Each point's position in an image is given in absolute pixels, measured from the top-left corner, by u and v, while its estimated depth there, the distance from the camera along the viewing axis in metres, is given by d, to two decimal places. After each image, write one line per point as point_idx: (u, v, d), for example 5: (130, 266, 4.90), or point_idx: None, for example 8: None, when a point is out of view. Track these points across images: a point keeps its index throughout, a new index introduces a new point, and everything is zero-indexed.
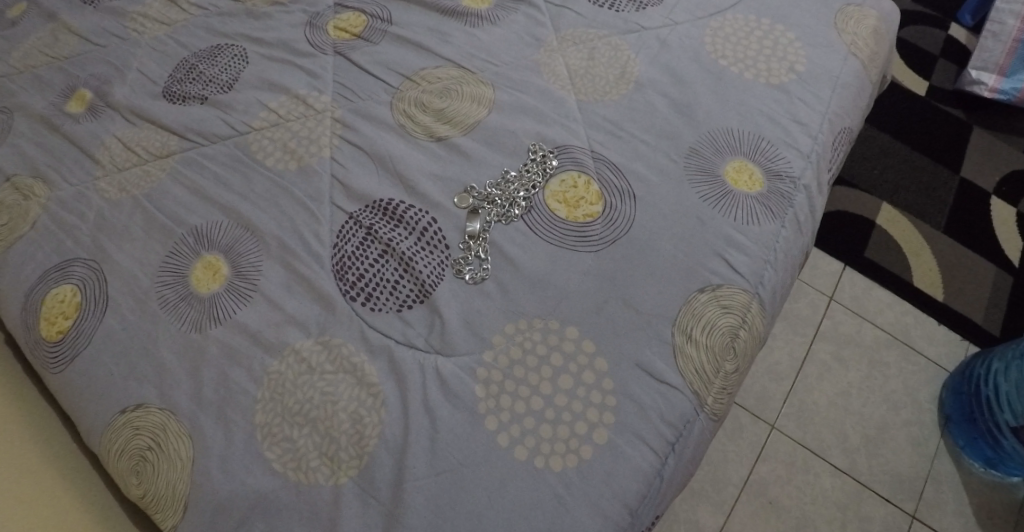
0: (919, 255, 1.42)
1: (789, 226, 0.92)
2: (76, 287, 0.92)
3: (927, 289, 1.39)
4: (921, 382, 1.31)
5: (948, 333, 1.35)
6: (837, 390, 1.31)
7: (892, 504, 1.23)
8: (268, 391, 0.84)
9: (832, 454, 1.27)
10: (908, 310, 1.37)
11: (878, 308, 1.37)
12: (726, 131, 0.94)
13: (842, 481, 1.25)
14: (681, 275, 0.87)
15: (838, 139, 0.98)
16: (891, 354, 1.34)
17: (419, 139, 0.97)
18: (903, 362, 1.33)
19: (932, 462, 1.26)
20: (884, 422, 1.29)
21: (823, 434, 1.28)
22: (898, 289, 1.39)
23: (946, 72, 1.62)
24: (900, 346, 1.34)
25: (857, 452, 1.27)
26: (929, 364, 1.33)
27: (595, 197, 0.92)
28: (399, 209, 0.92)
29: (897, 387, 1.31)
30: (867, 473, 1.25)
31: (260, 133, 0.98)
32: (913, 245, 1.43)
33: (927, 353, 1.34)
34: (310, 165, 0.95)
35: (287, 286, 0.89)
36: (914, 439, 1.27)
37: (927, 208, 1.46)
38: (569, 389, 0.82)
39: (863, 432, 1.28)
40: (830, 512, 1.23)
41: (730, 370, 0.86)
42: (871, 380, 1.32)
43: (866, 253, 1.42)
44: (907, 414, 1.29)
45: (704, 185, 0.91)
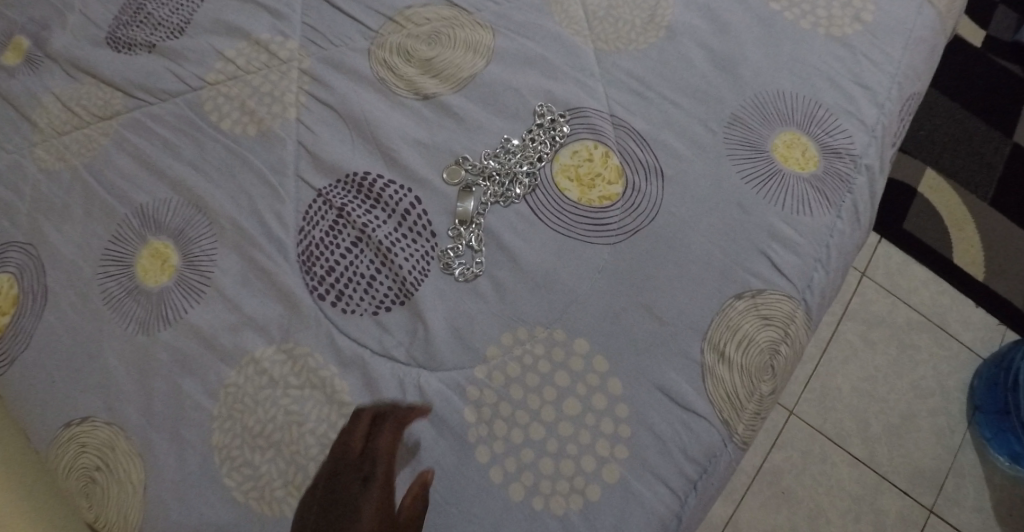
0: (960, 229, 1.24)
1: (846, 216, 0.76)
2: (12, 277, 0.80)
3: (967, 268, 1.22)
4: (951, 369, 1.17)
5: (984, 316, 1.20)
6: (863, 375, 1.17)
7: (909, 497, 1.12)
8: (225, 407, 0.73)
9: (851, 443, 1.14)
10: (944, 289, 1.21)
11: (912, 287, 1.21)
12: (777, 95, 0.78)
13: (860, 473, 1.13)
14: (714, 277, 0.73)
15: (908, 106, 0.81)
16: (923, 338, 1.19)
17: (402, 96, 0.81)
18: (936, 346, 1.18)
19: (956, 454, 1.14)
20: (909, 410, 1.15)
21: (844, 421, 1.15)
22: (937, 267, 1.22)
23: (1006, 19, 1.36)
24: (933, 329, 1.19)
25: (879, 442, 1.14)
26: (962, 349, 1.18)
27: (614, 175, 0.77)
28: (376, 186, 0.78)
29: (926, 374, 1.17)
30: (887, 463, 1.13)
31: (216, 90, 0.83)
32: (954, 218, 1.25)
33: (961, 337, 1.19)
34: (272, 130, 0.81)
35: (242, 279, 0.76)
36: (939, 429, 1.15)
37: (976, 178, 1.27)
38: (576, 415, 0.69)
39: (886, 421, 1.15)
40: (846, 504, 1.12)
41: (766, 394, 0.72)
42: (899, 364, 1.17)
43: (904, 225, 1.24)
44: (933, 402, 1.16)
45: (746, 164, 0.76)
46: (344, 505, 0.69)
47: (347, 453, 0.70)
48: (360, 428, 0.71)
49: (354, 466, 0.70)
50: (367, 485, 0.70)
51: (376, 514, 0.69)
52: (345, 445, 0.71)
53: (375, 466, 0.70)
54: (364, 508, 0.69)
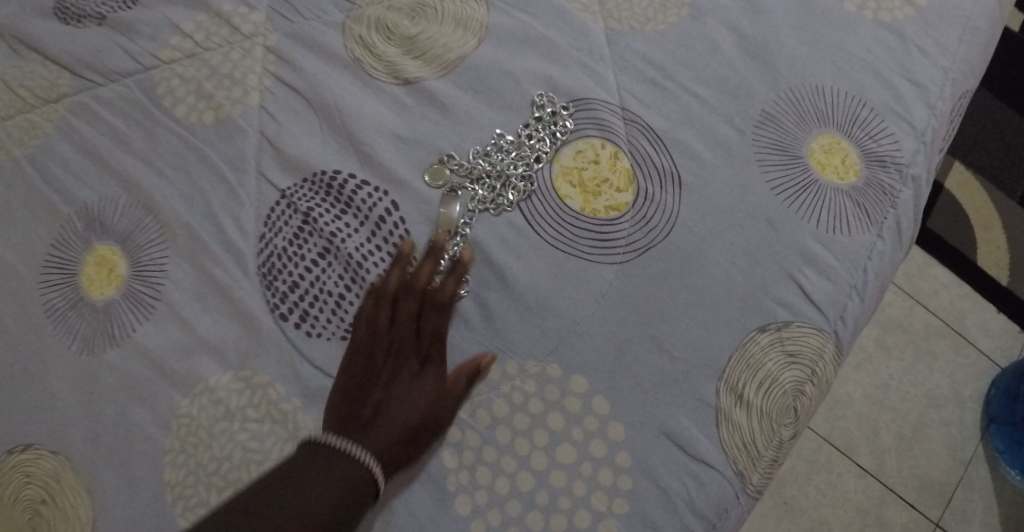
0: (986, 229, 1.06)
1: (887, 236, 0.65)
2: None
3: (991, 273, 1.04)
4: (968, 377, 1.01)
5: (1005, 322, 1.03)
6: (873, 382, 1.00)
7: (915, 510, 0.97)
8: (178, 440, 0.64)
9: (860, 453, 0.98)
10: (966, 293, 1.04)
11: (933, 289, 1.04)
12: (815, 90, 0.66)
13: (867, 484, 0.98)
14: (733, 307, 0.63)
15: (961, 106, 0.69)
16: (941, 345, 1.02)
17: (380, 80, 0.70)
18: (952, 353, 1.02)
19: (966, 467, 0.99)
20: (921, 420, 0.99)
21: (852, 430, 0.99)
22: (960, 268, 1.05)
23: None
24: (951, 335, 1.02)
25: (888, 454, 0.99)
26: (981, 357, 1.02)
27: (624, 181, 0.67)
28: (347, 188, 0.68)
29: (942, 382, 1.01)
30: (895, 475, 0.98)
31: (170, 69, 0.73)
32: (981, 217, 1.06)
33: (980, 345, 1.02)
34: (230, 118, 0.71)
35: (196, 294, 0.67)
36: (952, 440, 0.99)
37: (1005, 172, 1.07)
38: (570, 465, 0.61)
39: (897, 431, 0.99)
40: (849, 517, 0.97)
41: (786, 441, 0.63)
42: (914, 372, 1.01)
43: (927, 223, 1.06)
44: (947, 412, 1.00)
45: (777, 171, 0.65)
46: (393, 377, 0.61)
47: (395, 328, 0.62)
48: (410, 303, 0.62)
49: (404, 339, 0.61)
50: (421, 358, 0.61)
51: (431, 387, 0.61)
52: (391, 318, 0.62)
53: (429, 342, 0.62)
54: (416, 381, 0.60)
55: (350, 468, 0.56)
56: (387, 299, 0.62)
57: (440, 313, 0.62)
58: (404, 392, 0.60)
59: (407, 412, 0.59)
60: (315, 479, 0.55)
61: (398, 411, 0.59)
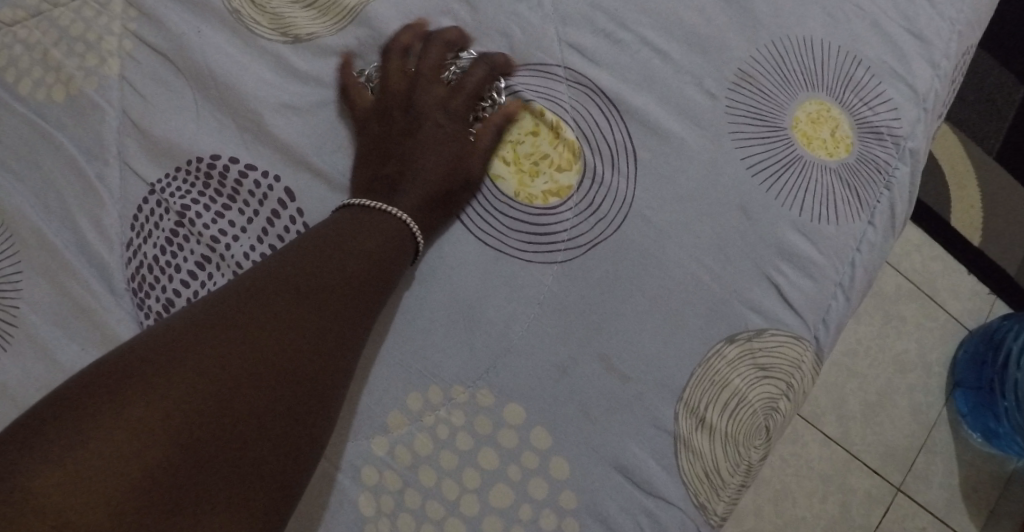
0: (961, 185, 0.97)
1: (880, 222, 0.55)
2: None
3: (963, 232, 0.96)
4: (936, 342, 0.92)
5: (976, 284, 0.95)
6: (843, 347, 0.91)
7: (878, 477, 0.89)
8: None
9: (825, 421, 0.89)
10: (937, 252, 0.95)
11: (903, 250, 0.94)
12: (802, 43, 0.55)
13: (832, 452, 0.88)
14: (694, 317, 0.53)
15: (962, 64, 0.59)
16: (911, 308, 0.92)
17: (264, 36, 0.57)
18: (922, 317, 0.92)
19: (930, 432, 0.91)
20: (888, 387, 0.91)
21: (819, 398, 0.89)
22: (931, 227, 0.95)
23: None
24: (922, 299, 0.93)
25: (854, 421, 0.89)
26: (950, 320, 0.93)
27: (568, 159, 0.55)
28: (227, 183, 0.56)
29: (910, 348, 0.92)
30: (859, 442, 0.89)
31: (11, 33, 0.59)
32: (956, 172, 0.97)
33: (949, 306, 0.93)
34: (84, 94, 0.58)
35: (55, 315, 0.55)
36: (917, 406, 0.91)
37: (982, 124, 0.98)
38: (506, 509, 0.52)
39: (865, 398, 0.90)
40: (813, 486, 0.87)
41: (757, 462, 0.54)
42: (884, 336, 0.91)
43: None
44: (914, 378, 0.91)
45: (755, 144, 0.54)
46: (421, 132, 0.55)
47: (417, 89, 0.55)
48: (431, 51, 0.55)
49: (428, 95, 0.55)
50: (445, 114, 0.55)
51: (460, 140, 0.55)
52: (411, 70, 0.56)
53: (454, 99, 0.55)
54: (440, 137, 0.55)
55: (385, 238, 0.51)
56: (400, 53, 0.56)
57: (479, 71, 0.55)
58: (430, 149, 0.54)
59: (431, 167, 0.54)
60: (342, 249, 0.49)
61: (426, 165, 0.54)
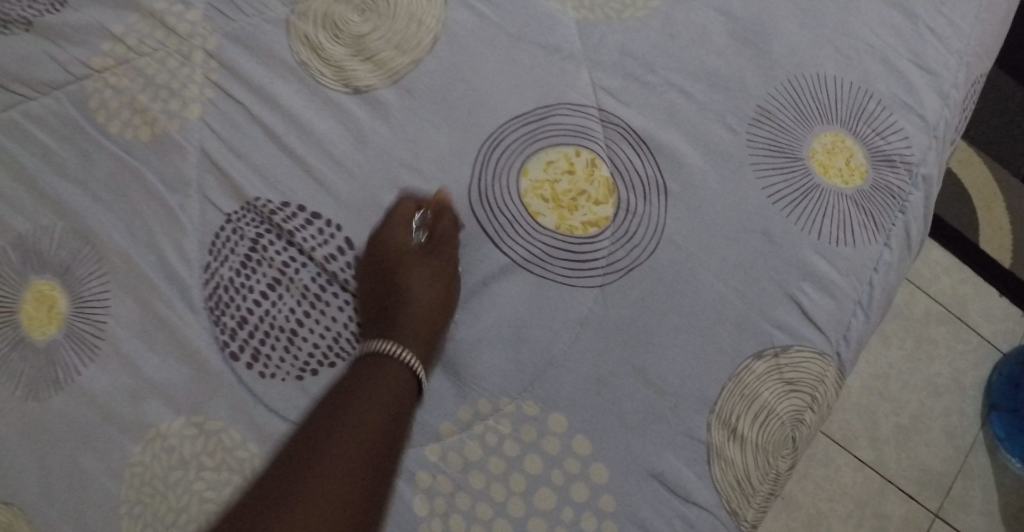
0: (989, 210, 1.01)
1: (896, 244, 0.59)
2: (56, 283, 0.63)
3: (994, 256, 0.99)
4: (969, 365, 0.95)
5: (1007, 306, 0.97)
6: (873, 372, 0.94)
7: (914, 501, 0.91)
8: (132, 491, 0.60)
9: (858, 445, 0.92)
10: (967, 275, 0.98)
11: (932, 272, 0.98)
12: (817, 80, 0.59)
13: (866, 477, 0.91)
14: (725, 334, 0.57)
15: (972, 93, 0.63)
16: (941, 331, 0.96)
17: (329, 87, 0.63)
18: (953, 340, 0.96)
19: (966, 456, 0.92)
20: (920, 410, 0.93)
21: (852, 422, 0.93)
22: (960, 251, 0.99)
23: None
24: (952, 322, 0.96)
25: (887, 444, 0.92)
26: (982, 343, 0.96)
27: (603, 192, 0.59)
28: (291, 217, 0.62)
29: (942, 371, 0.95)
30: (893, 466, 0.91)
31: (102, 79, 0.66)
32: (983, 197, 1.01)
33: (980, 329, 0.96)
34: (168, 134, 0.64)
35: (142, 332, 0.62)
36: (951, 429, 0.93)
37: (1008, 151, 1.02)
38: (550, 511, 0.56)
39: (897, 422, 0.93)
40: (848, 509, 0.90)
41: (785, 472, 0.58)
42: (914, 360, 0.95)
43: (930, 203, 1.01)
44: (947, 400, 0.94)
45: (775, 175, 0.58)
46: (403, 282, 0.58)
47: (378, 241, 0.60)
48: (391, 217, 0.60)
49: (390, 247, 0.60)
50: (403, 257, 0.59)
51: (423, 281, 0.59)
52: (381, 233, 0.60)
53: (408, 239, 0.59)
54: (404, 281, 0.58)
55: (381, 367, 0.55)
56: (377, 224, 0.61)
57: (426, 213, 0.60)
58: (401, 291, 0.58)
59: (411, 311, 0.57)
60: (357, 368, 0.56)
61: (410, 305, 0.58)
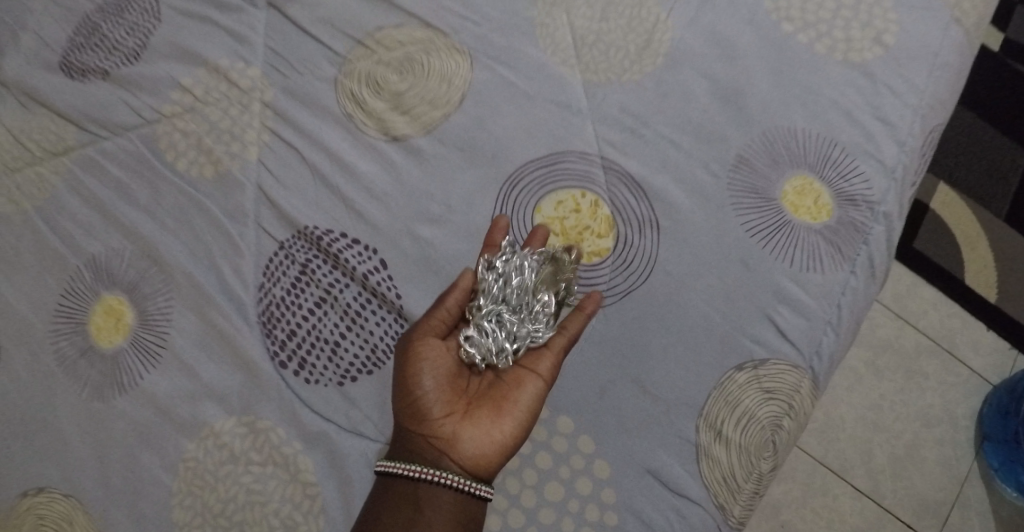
0: (973, 247, 1.03)
1: (860, 270, 0.67)
2: (124, 298, 0.72)
3: (979, 292, 1.02)
4: (960, 396, 1.00)
5: (996, 339, 1.01)
6: (866, 404, 1.00)
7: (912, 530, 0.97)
8: (185, 483, 0.68)
9: (854, 474, 0.98)
10: (954, 311, 1.02)
11: (921, 308, 1.02)
12: (788, 133, 0.69)
13: (863, 506, 0.97)
14: (711, 348, 0.66)
15: (934, 138, 0.71)
16: (932, 364, 1.00)
17: (370, 134, 0.74)
18: (943, 373, 1.00)
19: (962, 485, 0.97)
20: (915, 441, 0.99)
21: (847, 452, 0.99)
22: (948, 287, 1.02)
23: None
24: (942, 355, 1.01)
25: (883, 474, 0.98)
26: (972, 376, 1.00)
27: (605, 227, 0.69)
28: (337, 244, 0.71)
29: (933, 402, 0.99)
30: (890, 495, 0.97)
31: (171, 123, 0.76)
32: (967, 236, 1.03)
33: (970, 363, 1.00)
34: (230, 173, 0.74)
35: (200, 343, 0.71)
36: (946, 459, 0.98)
37: (988, 189, 1.04)
38: (558, 502, 0.64)
39: (892, 452, 0.98)
40: None
41: (768, 473, 0.65)
42: (906, 392, 1.00)
43: (913, 244, 1.03)
44: (940, 431, 0.99)
45: (752, 214, 0.68)
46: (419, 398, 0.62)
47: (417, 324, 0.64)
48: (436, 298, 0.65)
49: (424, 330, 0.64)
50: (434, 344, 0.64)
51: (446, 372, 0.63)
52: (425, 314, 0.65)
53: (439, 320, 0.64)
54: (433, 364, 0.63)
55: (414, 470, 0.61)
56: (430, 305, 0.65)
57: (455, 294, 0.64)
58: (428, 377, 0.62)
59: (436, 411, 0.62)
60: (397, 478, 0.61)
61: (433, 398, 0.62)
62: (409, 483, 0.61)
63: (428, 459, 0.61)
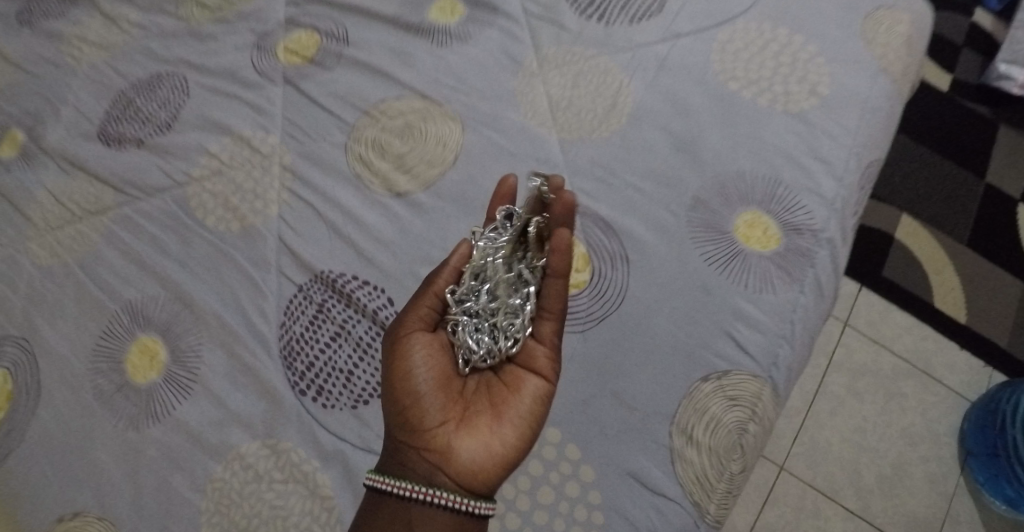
0: (939, 271, 1.14)
1: (809, 290, 0.77)
2: (158, 338, 0.80)
3: (949, 313, 1.12)
4: (941, 414, 1.09)
5: (970, 358, 1.11)
6: (851, 426, 1.09)
7: None
8: (213, 502, 0.75)
9: (844, 495, 1.07)
10: (927, 333, 1.12)
11: (895, 332, 1.12)
12: (738, 176, 0.80)
13: (856, 525, 1.05)
14: (680, 363, 0.75)
15: (869, 175, 0.81)
16: (909, 385, 1.10)
17: (375, 192, 0.84)
18: (922, 392, 1.10)
19: (951, 501, 1.05)
20: (900, 459, 1.07)
21: (836, 475, 1.07)
22: (919, 312, 1.13)
23: (956, 28, 1.26)
24: (920, 376, 1.10)
25: (872, 493, 1.06)
26: (951, 394, 1.09)
27: (581, 263, 0.79)
28: (350, 285, 0.80)
29: (915, 421, 1.09)
30: (881, 514, 1.06)
31: (201, 185, 0.86)
32: (933, 261, 1.15)
33: (947, 381, 1.10)
34: (254, 226, 0.84)
35: (227, 376, 0.79)
36: (932, 476, 1.06)
37: (948, 219, 1.17)
38: (550, 504, 0.72)
39: (879, 471, 1.07)
40: None
41: (737, 473, 0.73)
42: (887, 413, 1.09)
43: (884, 272, 1.14)
44: (924, 449, 1.08)
45: (709, 245, 0.78)
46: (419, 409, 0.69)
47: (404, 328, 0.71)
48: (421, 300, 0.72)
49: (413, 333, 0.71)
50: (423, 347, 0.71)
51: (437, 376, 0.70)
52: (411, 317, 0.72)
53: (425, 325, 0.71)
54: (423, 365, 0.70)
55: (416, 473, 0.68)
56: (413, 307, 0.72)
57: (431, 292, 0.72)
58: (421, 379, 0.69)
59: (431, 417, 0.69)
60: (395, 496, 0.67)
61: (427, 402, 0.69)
62: (403, 503, 0.67)
63: (424, 471, 0.68)
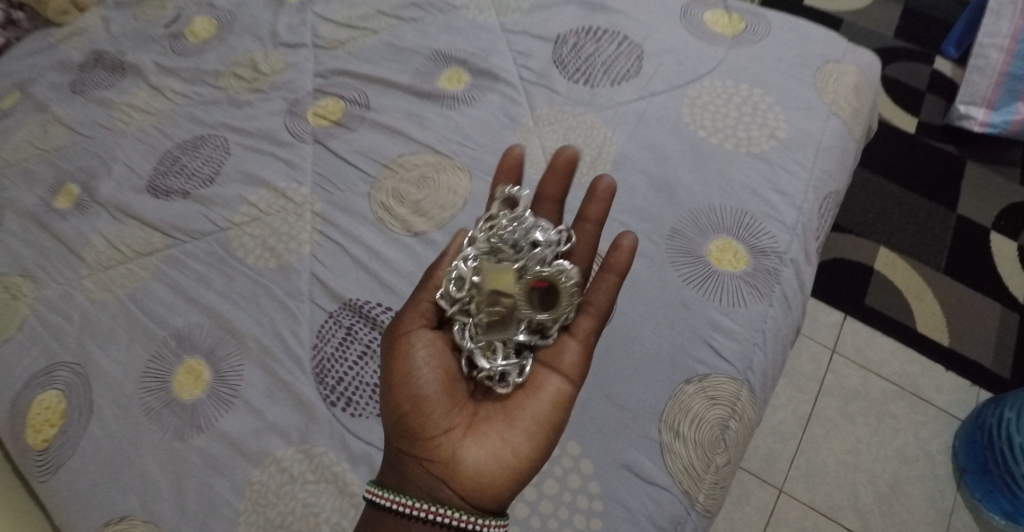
0: (920, 298, 1.27)
1: (777, 303, 0.88)
2: (204, 360, 0.90)
3: (932, 336, 1.24)
4: (932, 433, 1.18)
5: (955, 379, 1.22)
6: (847, 447, 1.18)
7: None
8: (251, 502, 0.83)
9: (843, 515, 1.15)
10: (914, 358, 1.23)
11: (882, 358, 1.23)
12: (710, 210, 0.92)
13: None
14: (666, 368, 0.85)
15: (826, 205, 0.94)
16: (899, 407, 1.21)
17: (396, 232, 0.95)
18: (911, 413, 1.20)
19: (950, 517, 1.13)
20: (897, 478, 1.16)
21: (834, 495, 1.16)
22: (903, 337, 1.24)
23: (919, 79, 1.46)
24: (909, 398, 1.21)
25: (871, 512, 1.15)
26: (940, 413, 1.20)
27: None
28: (375, 310, 0.91)
29: (907, 441, 1.18)
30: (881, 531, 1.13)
31: (241, 229, 0.97)
32: (913, 288, 1.28)
33: (935, 402, 1.20)
34: (289, 263, 0.94)
35: (263, 392, 0.88)
36: (930, 494, 1.15)
37: (924, 249, 1.31)
38: (554, 495, 0.81)
39: (875, 490, 1.16)
40: None
41: (723, 465, 0.82)
42: (880, 434, 1.19)
43: (867, 301, 1.27)
44: (919, 468, 1.16)
45: (687, 268, 0.89)
46: (424, 425, 0.78)
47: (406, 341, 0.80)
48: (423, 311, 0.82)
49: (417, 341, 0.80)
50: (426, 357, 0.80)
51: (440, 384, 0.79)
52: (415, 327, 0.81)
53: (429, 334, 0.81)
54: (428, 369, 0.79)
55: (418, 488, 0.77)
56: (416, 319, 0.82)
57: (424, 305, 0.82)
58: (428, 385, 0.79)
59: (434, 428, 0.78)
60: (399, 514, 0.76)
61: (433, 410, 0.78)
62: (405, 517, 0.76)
63: (427, 485, 0.77)
